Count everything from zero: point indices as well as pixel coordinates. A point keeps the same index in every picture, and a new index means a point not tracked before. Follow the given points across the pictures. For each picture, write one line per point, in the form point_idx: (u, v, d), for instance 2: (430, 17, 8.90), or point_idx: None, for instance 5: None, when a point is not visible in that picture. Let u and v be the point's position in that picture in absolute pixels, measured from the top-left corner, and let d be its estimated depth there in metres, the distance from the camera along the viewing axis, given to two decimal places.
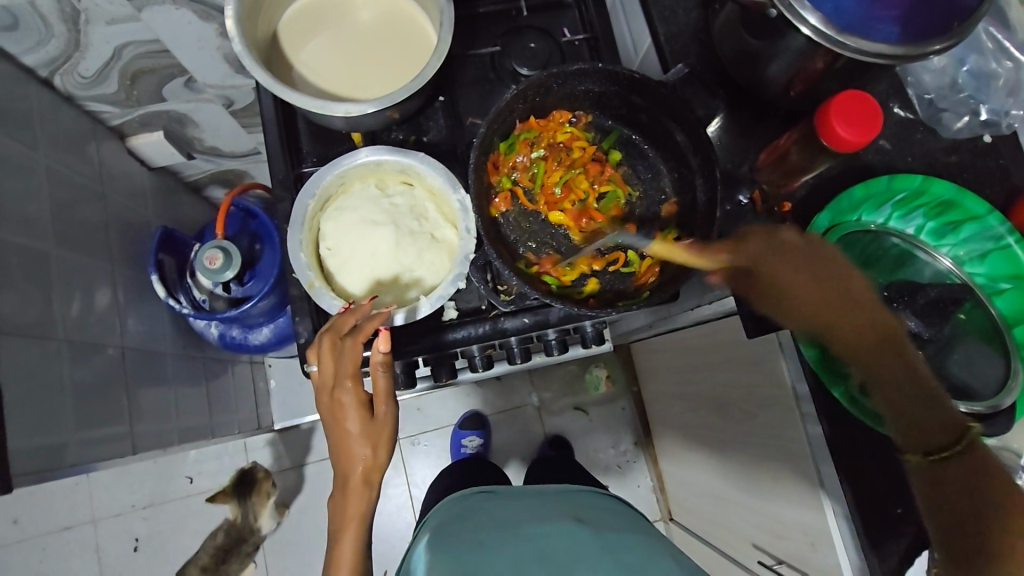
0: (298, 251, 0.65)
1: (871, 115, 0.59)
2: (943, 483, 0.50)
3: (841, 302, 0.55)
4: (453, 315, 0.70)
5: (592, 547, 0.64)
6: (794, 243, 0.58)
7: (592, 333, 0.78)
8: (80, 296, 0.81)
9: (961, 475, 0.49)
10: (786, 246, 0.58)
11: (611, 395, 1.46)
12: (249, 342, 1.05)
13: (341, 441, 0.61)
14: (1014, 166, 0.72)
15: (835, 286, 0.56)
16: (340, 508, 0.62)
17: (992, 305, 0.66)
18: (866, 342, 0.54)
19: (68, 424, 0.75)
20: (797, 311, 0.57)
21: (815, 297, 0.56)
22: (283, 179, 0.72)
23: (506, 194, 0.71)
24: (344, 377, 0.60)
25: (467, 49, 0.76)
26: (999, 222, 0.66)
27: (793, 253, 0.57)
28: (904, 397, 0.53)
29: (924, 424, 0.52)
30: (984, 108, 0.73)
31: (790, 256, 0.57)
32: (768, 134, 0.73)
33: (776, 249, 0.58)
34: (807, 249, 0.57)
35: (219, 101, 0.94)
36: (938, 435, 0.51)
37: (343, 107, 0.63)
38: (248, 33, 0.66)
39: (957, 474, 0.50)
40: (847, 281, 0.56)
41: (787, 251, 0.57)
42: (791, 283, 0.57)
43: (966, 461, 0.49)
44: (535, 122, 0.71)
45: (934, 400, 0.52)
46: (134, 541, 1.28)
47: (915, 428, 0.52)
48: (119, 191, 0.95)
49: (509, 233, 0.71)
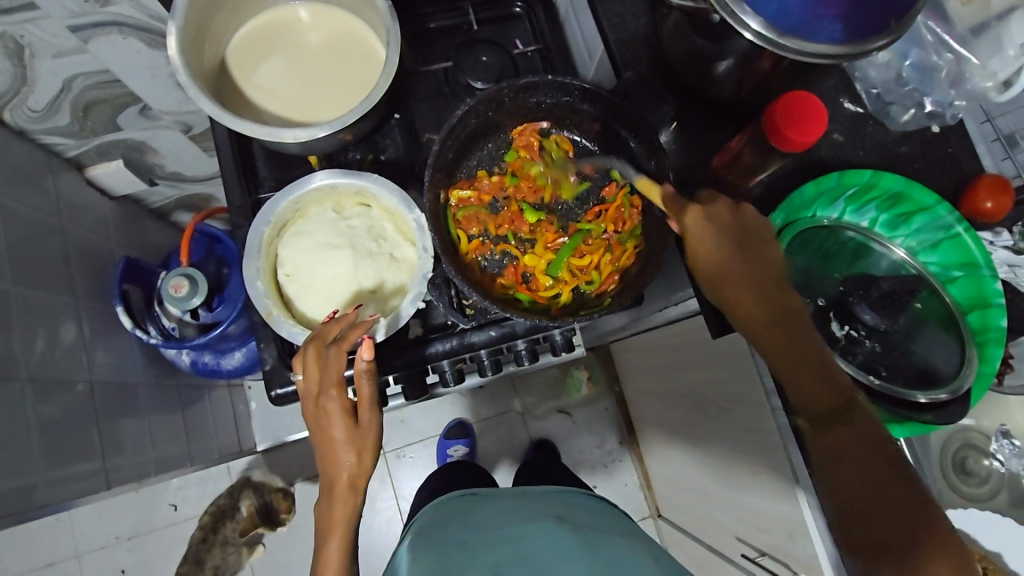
0: (255, 280, 0.65)
1: (811, 131, 0.60)
2: (829, 451, 0.57)
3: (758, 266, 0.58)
4: (420, 331, 0.71)
5: (573, 545, 0.62)
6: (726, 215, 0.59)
7: (562, 340, 0.76)
8: (44, 332, 0.79)
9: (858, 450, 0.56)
10: (730, 221, 0.58)
11: (593, 395, 1.47)
12: (222, 367, 1.04)
13: (327, 448, 0.60)
14: (962, 154, 0.74)
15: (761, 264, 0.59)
16: (325, 514, 0.60)
17: (945, 292, 0.67)
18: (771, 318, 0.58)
19: (35, 464, 0.74)
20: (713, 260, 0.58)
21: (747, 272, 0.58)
22: (240, 205, 0.72)
23: (472, 238, 0.71)
24: (328, 384, 0.59)
25: (420, 65, 0.76)
26: (947, 211, 0.67)
27: (730, 232, 0.58)
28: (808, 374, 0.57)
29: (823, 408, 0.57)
30: (929, 100, 0.73)
31: (728, 231, 0.58)
32: (722, 134, 0.74)
33: (711, 226, 0.58)
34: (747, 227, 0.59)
35: (177, 127, 0.95)
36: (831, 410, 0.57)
37: (293, 132, 0.63)
38: (194, 62, 0.65)
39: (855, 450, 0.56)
40: (767, 258, 0.59)
41: (723, 225, 0.58)
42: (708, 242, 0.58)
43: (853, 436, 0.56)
44: (486, 175, 0.72)
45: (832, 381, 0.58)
46: (120, 574, 1.26)
47: (814, 395, 0.57)
48: (79, 223, 0.93)
49: (480, 265, 0.71)
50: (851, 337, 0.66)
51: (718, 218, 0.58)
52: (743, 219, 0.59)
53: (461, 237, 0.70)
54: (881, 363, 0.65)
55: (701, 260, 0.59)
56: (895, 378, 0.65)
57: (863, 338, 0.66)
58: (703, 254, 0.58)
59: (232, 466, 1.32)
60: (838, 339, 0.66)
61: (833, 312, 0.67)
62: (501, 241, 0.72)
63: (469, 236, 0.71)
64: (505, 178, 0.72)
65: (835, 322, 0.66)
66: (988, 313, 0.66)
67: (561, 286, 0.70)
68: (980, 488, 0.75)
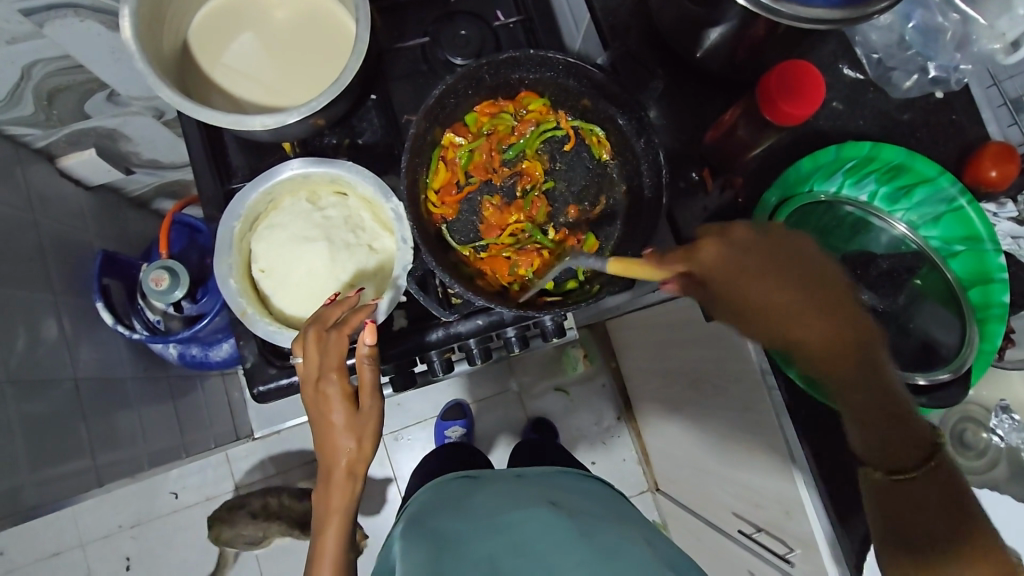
0: (227, 278, 0.63)
1: (807, 105, 0.57)
2: (907, 510, 0.50)
3: (812, 298, 0.45)
4: (404, 323, 0.69)
5: (566, 531, 0.61)
6: (760, 241, 0.48)
7: (553, 325, 0.73)
8: (25, 331, 0.78)
9: (927, 495, 0.49)
10: (756, 244, 0.48)
11: (590, 373, 1.46)
12: (211, 359, 1.02)
13: (325, 435, 0.58)
14: (967, 121, 0.70)
15: (804, 296, 0.45)
16: (323, 499, 0.59)
17: (947, 268, 0.65)
18: (836, 348, 0.47)
19: (18, 465, 0.73)
20: (776, 329, 0.47)
21: (802, 310, 0.45)
22: (213, 196, 0.69)
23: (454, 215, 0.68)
24: (327, 369, 0.57)
25: (396, 41, 0.72)
26: (950, 182, 0.64)
27: (767, 266, 0.46)
28: (876, 418, 0.49)
29: (886, 447, 0.49)
30: (933, 65, 0.70)
31: (762, 263, 0.46)
32: (715, 105, 0.70)
33: (739, 255, 0.48)
34: (779, 253, 0.47)
35: (149, 112, 0.91)
36: (906, 454, 0.49)
37: (259, 120, 0.60)
38: (153, 49, 0.62)
39: (926, 499, 0.49)
40: (833, 291, 0.46)
41: (752, 249, 0.48)
42: (751, 284, 0.47)
43: (930, 483, 0.49)
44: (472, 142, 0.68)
45: (910, 429, 0.49)
46: (125, 560, 1.27)
47: (889, 447, 0.49)
48: (56, 215, 0.91)
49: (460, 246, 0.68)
50: None
51: (742, 242, 0.48)
52: (738, 245, 0.48)
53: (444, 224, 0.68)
54: None
55: (740, 301, 0.47)
56: (892, 361, 0.63)
57: None
58: (744, 295, 0.47)
59: (231, 454, 1.32)
60: None
61: None
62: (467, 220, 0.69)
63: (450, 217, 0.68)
64: (475, 151, 0.69)
65: None
66: (991, 289, 0.64)
67: (521, 266, 0.68)
68: (978, 461, 0.76)
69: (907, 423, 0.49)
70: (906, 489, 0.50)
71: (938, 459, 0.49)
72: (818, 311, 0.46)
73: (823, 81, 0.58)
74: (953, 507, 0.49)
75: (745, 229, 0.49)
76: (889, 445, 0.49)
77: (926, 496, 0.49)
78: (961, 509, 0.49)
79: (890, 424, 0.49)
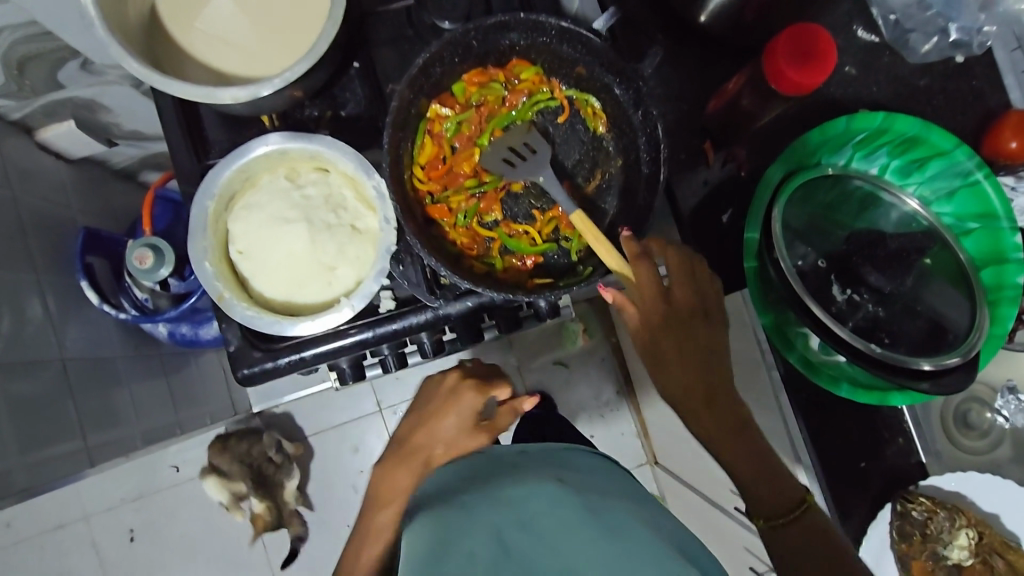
0: (202, 261, 0.61)
1: (816, 74, 0.54)
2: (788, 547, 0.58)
3: (692, 329, 0.61)
4: (389, 305, 0.65)
5: (575, 504, 0.52)
6: (682, 285, 0.61)
7: (546, 307, 0.70)
8: (8, 310, 0.76)
9: (801, 535, 0.57)
10: (678, 289, 0.60)
11: (590, 347, 1.45)
12: (201, 337, 1.01)
13: (431, 423, 0.68)
14: (988, 88, 0.66)
15: (691, 337, 0.60)
16: (393, 479, 0.67)
17: (960, 248, 0.62)
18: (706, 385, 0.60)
19: (5, 447, 0.73)
20: (665, 371, 0.61)
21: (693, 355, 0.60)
22: (190, 173, 0.66)
23: (436, 191, 0.65)
24: (463, 390, 0.69)
25: (380, 4, 0.68)
26: (967, 156, 0.62)
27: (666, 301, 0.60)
28: (747, 457, 0.59)
29: (765, 490, 0.59)
30: (955, 27, 0.66)
31: (668, 305, 0.60)
32: (719, 72, 0.66)
33: (660, 299, 0.60)
34: (683, 297, 0.60)
35: (127, 81, 0.88)
36: (779, 500, 0.59)
37: (230, 93, 0.56)
38: (117, 17, 0.58)
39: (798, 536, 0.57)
40: (708, 336, 0.61)
41: (672, 297, 0.60)
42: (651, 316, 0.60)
43: (800, 527, 0.58)
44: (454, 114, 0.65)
45: (778, 476, 0.59)
46: (129, 533, 1.27)
47: (766, 488, 0.59)
48: (36, 190, 0.88)
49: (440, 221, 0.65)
50: (852, 301, 0.60)
51: (668, 293, 0.60)
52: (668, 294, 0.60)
53: (428, 200, 0.65)
54: (882, 331, 0.60)
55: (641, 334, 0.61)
56: (896, 347, 0.60)
57: (864, 303, 0.60)
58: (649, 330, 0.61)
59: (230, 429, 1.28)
60: (837, 303, 0.60)
61: (834, 274, 0.61)
62: (453, 195, 0.65)
63: (434, 195, 0.65)
64: (464, 123, 0.65)
65: (836, 286, 0.61)
66: (1005, 269, 0.62)
67: (508, 246, 0.66)
68: (979, 441, 0.74)
69: (779, 477, 0.59)
70: (783, 531, 0.58)
71: (806, 511, 0.58)
72: (704, 350, 0.61)
73: (834, 47, 0.54)
74: (823, 540, 0.57)
75: (674, 267, 0.61)
76: (765, 488, 0.59)
77: (800, 537, 0.57)
78: (828, 545, 0.57)
79: (760, 464, 0.59)
